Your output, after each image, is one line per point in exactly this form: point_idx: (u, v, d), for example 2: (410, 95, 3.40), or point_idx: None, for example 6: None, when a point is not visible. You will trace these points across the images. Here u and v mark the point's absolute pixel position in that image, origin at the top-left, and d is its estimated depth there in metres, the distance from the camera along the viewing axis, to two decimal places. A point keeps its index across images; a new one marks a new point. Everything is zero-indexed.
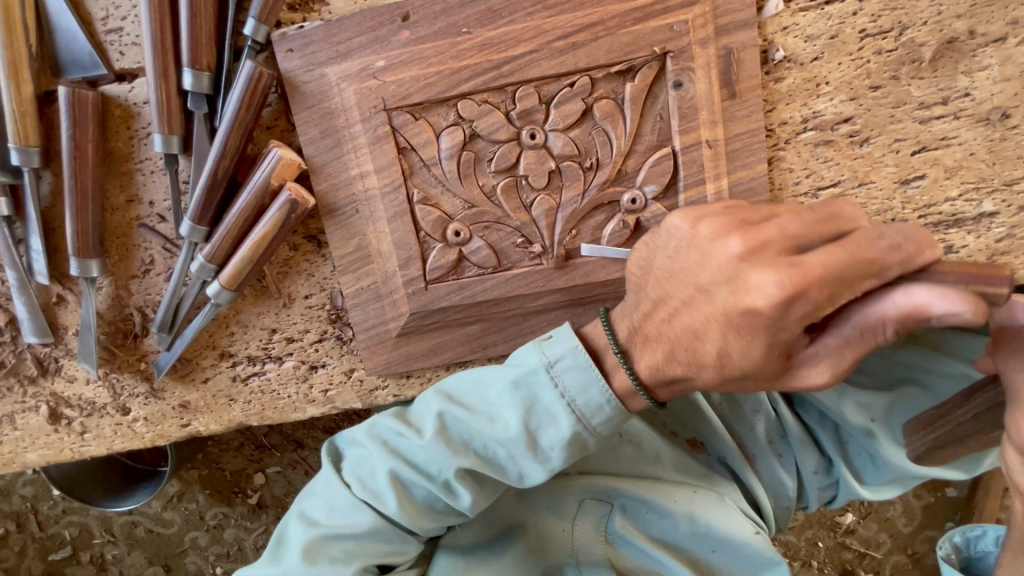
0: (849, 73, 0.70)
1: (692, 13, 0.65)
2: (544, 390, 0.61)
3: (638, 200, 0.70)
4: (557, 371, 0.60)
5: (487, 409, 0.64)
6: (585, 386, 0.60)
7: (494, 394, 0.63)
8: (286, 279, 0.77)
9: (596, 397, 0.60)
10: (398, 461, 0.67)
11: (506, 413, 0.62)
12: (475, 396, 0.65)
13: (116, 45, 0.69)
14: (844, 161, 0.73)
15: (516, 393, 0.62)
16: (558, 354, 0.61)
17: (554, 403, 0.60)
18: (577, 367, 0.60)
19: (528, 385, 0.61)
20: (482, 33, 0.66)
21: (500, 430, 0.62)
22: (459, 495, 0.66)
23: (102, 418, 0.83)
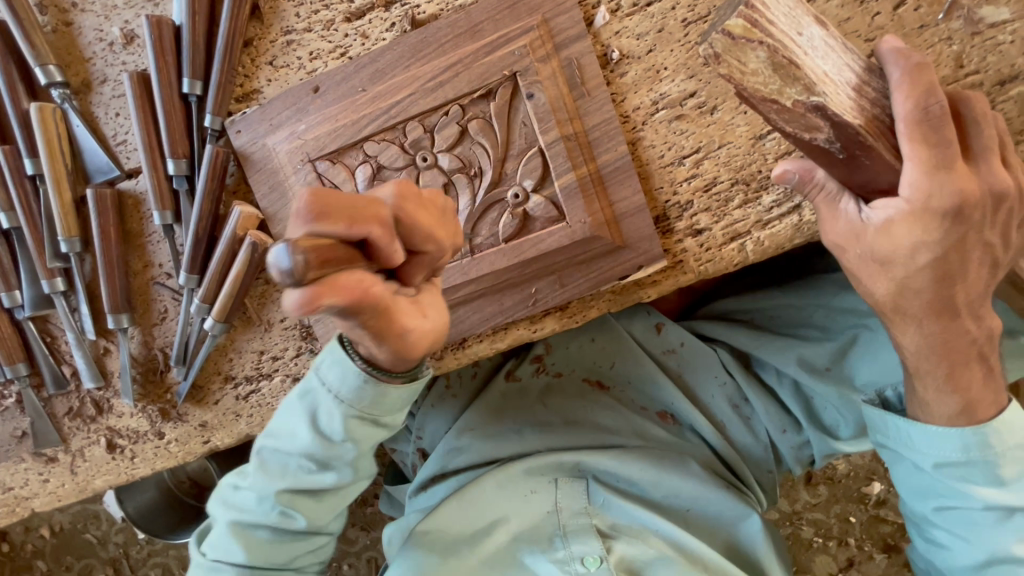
0: (682, 56, 0.82)
1: (530, 38, 0.80)
2: (338, 366, 0.70)
3: (521, 194, 0.83)
4: (324, 365, 0.71)
5: (317, 392, 0.74)
6: (344, 375, 0.70)
7: (296, 401, 0.76)
8: (264, 308, 0.96)
9: (354, 380, 0.70)
10: (269, 475, 0.77)
11: (325, 393, 0.72)
12: (288, 408, 0.78)
13: (125, 152, 0.94)
14: (698, 130, 0.84)
15: (327, 373, 0.71)
16: (331, 344, 0.70)
17: (348, 373, 0.69)
18: (340, 350, 0.68)
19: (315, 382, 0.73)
20: (373, 88, 0.84)
21: (313, 433, 0.74)
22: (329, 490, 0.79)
23: (145, 443, 1.04)
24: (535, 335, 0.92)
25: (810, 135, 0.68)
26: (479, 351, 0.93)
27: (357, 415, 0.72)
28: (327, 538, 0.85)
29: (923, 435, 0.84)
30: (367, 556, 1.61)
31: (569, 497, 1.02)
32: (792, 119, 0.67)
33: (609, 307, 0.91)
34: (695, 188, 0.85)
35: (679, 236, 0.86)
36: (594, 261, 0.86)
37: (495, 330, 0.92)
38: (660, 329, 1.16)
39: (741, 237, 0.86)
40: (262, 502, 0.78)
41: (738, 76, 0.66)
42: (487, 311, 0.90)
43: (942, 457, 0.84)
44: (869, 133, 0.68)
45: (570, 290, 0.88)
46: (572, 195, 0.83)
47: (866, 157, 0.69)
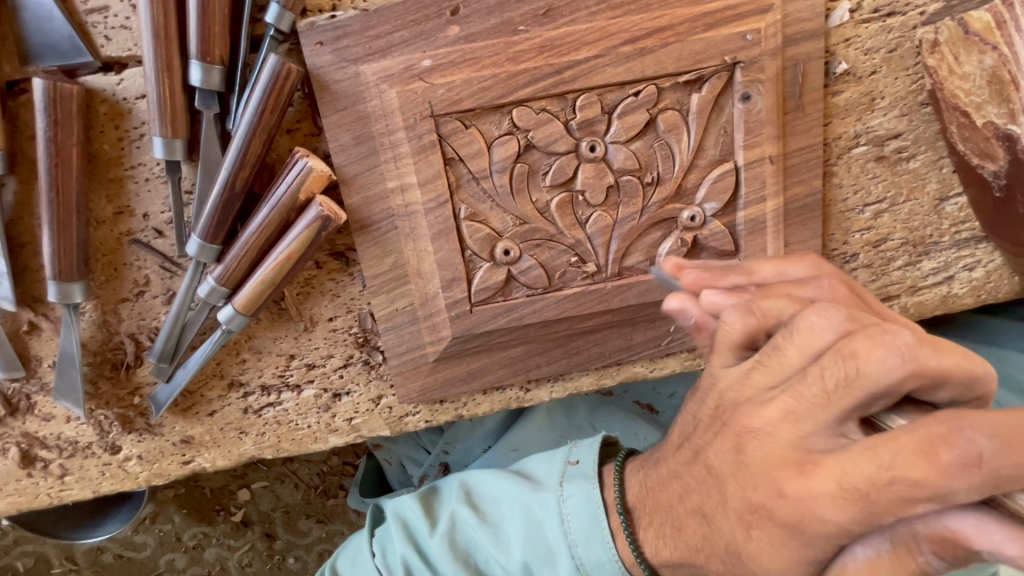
0: (904, 88, 0.69)
1: (764, 21, 0.61)
2: (549, 522, 0.58)
3: (698, 217, 0.67)
4: (568, 514, 0.57)
5: (500, 489, 0.64)
6: (592, 536, 0.55)
7: (521, 509, 0.61)
8: (307, 301, 0.69)
9: (609, 572, 0.55)
10: (451, 563, 0.63)
11: (507, 496, 0.63)
12: (512, 498, 0.62)
13: (101, 27, 0.58)
14: (891, 178, 0.73)
15: (523, 520, 0.60)
16: (578, 462, 0.61)
17: (559, 544, 0.57)
18: (588, 512, 0.57)
19: (556, 515, 0.58)
20: (542, 32, 0.59)
21: (534, 554, 0.59)
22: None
23: (87, 458, 0.73)
24: (652, 373, 0.78)
25: (979, 162, 0.65)
26: (583, 386, 0.77)
27: None
28: None
29: None
30: (320, 551, 1.41)
31: None
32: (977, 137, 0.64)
33: None
34: (866, 241, 0.75)
35: None
36: None
37: (609, 366, 0.75)
38: None
39: (891, 300, 0.78)
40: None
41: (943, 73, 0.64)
42: (610, 344, 0.73)
43: None
44: None
45: None
46: (755, 230, 0.68)
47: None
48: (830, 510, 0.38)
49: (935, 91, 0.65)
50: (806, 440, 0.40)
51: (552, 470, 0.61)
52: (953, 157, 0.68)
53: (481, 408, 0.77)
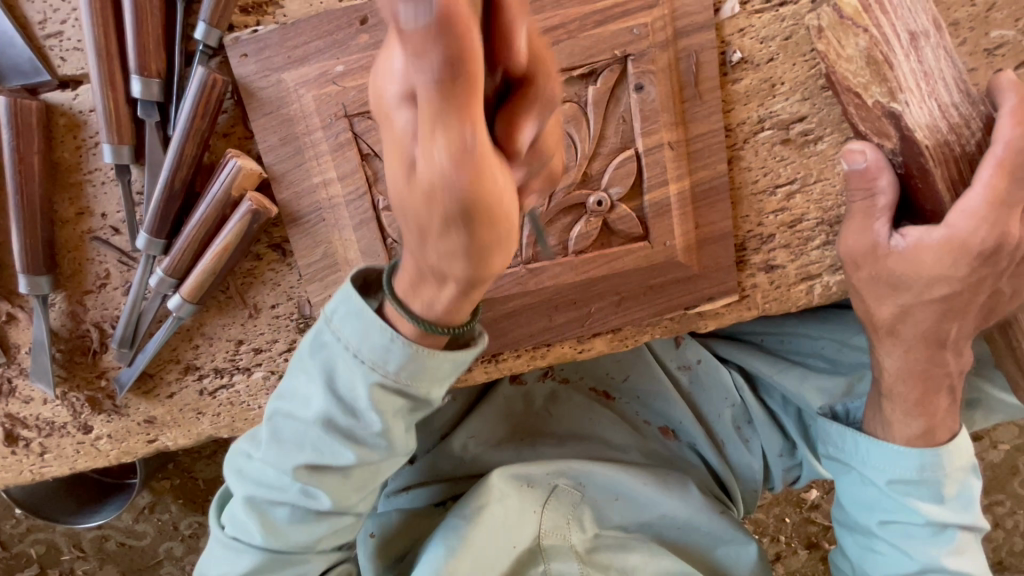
0: (803, 73, 0.72)
1: (651, 16, 0.65)
2: (335, 350, 0.60)
3: (604, 202, 0.71)
4: (336, 320, 0.59)
5: (297, 390, 0.64)
6: (364, 331, 0.57)
7: (336, 345, 0.60)
8: (250, 290, 0.76)
9: (384, 345, 0.57)
10: (288, 451, 0.64)
11: (307, 381, 0.63)
12: (336, 340, 0.60)
13: (57, 49, 0.66)
14: (800, 160, 0.75)
15: (316, 370, 0.62)
16: (332, 306, 0.60)
17: (346, 360, 0.59)
18: (354, 315, 0.58)
19: (335, 339, 0.59)
20: None
21: (330, 395, 0.61)
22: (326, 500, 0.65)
23: (62, 438, 0.81)
24: (579, 354, 0.81)
25: (878, 140, 0.67)
26: (515, 366, 0.82)
27: (350, 417, 0.62)
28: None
29: (883, 454, 0.75)
30: None
31: (559, 506, 0.96)
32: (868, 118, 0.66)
33: (663, 335, 0.82)
34: (781, 222, 0.78)
35: (752, 269, 0.79)
36: (666, 286, 0.76)
37: (536, 346, 0.80)
38: (679, 342, 1.07)
39: (812, 279, 0.81)
40: (280, 476, 0.65)
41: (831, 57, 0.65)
42: (534, 326, 0.78)
43: (896, 475, 0.75)
44: (931, 156, 0.64)
45: (631, 314, 0.77)
46: (661, 212, 0.72)
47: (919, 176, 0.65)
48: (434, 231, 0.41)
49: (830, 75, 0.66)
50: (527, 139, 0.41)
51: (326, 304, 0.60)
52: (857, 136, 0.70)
53: None
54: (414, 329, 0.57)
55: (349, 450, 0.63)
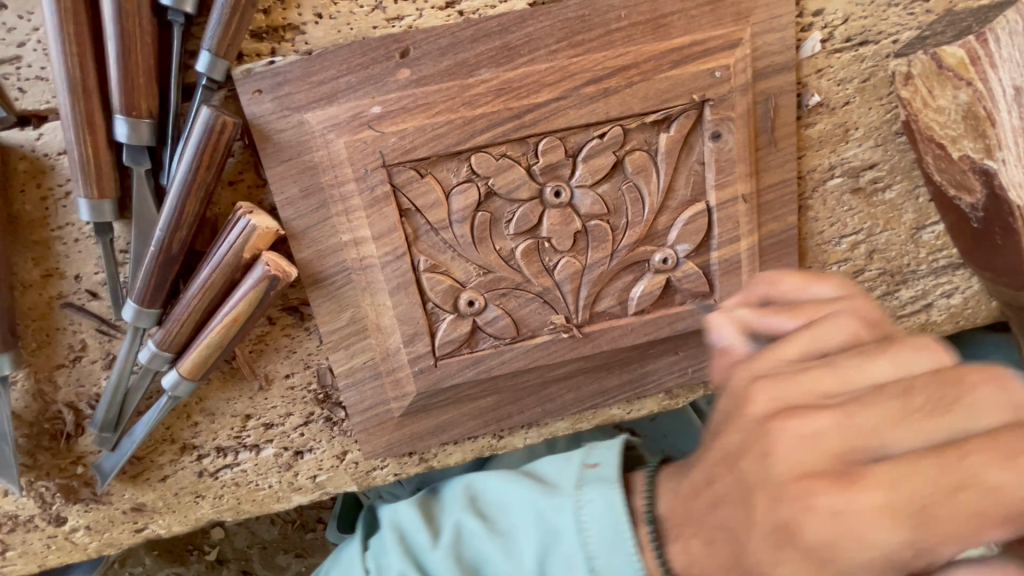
0: (879, 118, 0.66)
1: (732, 56, 0.58)
2: (567, 537, 0.44)
3: (670, 259, 0.64)
4: (588, 488, 0.46)
5: (510, 535, 0.49)
6: (573, 561, 0.44)
7: (533, 520, 0.47)
8: (260, 359, 0.65)
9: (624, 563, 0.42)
10: None
11: (523, 550, 0.47)
12: (522, 508, 0.48)
13: (14, 79, 0.53)
14: (867, 209, 0.71)
15: (540, 534, 0.46)
16: (596, 461, 0.48)
17: (575, 557, 0.44)
18: (608, 511, 0.44)
19: (572, 523, 0.44)
20: (499, 75, 0.56)
21: (542, 551, 0.46)
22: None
23: (28, 533, 0.68)
24: (629, 415, 0.76)
25: (957, 193, 0.62)
26: (558, 431, 0.75)
27: None
28: None
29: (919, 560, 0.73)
30: None
31: None
32: (950, 170, 0.62)
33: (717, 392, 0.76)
34: (843, 273, 0.73)
35: None
36: None
37: (583, 411, 0.73)
38: None
39: None
40: None
41: (917, 105, 0.61)
42: (584, 390, 0.71)
43: None
44: None
45: (687, 374, 0.72)
46: (730, 269, 0.66)
47: (1005, 237, 0.61)
48: (855, 553, 0.31)
49: (910, 122, 0.63)
50: (851, 451, 0.33)
51: (584, 453, 0.50)
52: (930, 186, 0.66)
53: (452, 458, 0.74)
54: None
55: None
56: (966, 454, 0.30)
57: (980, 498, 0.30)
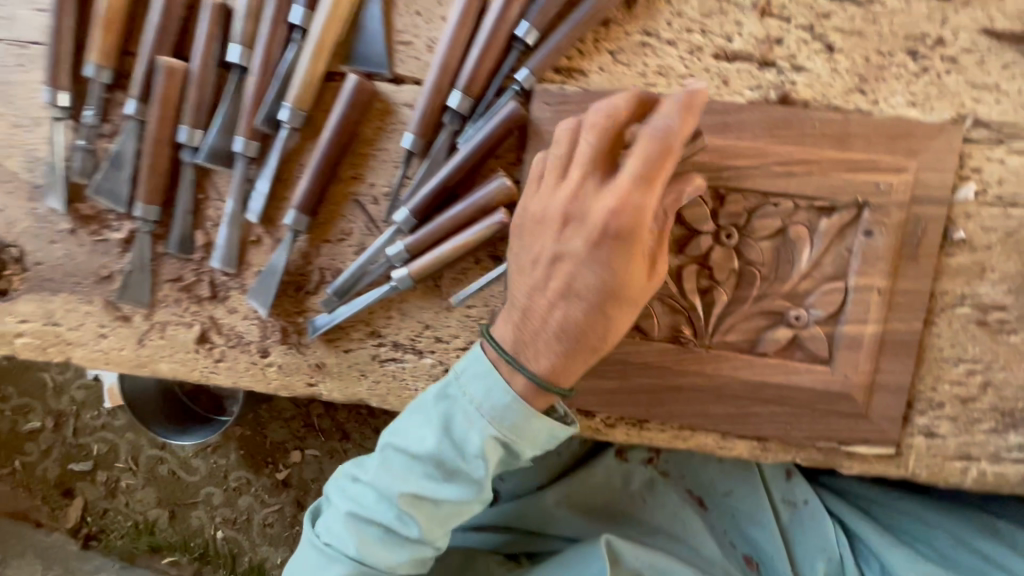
0: (1015, 269, 0.77)
1: (897, 178, 0.74)
2: (459, 399, 0.69)
3: (802, 318, 0.76)
4: (463, 375, 0.69)
5: (414, 433, 0.71)
6: (489, 389, 0.67)
7: (436, 409, 0.70)
8: (457, 286, 0.85)
9: (500, 397, 0.67)
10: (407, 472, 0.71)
11: (427, 431, 0.70)
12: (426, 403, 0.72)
13: (403, 55, 0.82)
14: (990, 344, 0.79)
15: (438, 404, 0.70)
16: (463, 363, 0.70)
17: (468, 407, 0.68)
18: (481, 373, 0.68)
19: (459, 389, 0.69)
20: (713, 139, 0.76)
21: (447, 429, 0.69)
22: (417, 525, 0.71)
23: (241, 353, 0.90)
24: (719, 451, 0.84)
25: None
26: (654, 438, 0.85)
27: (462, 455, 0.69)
28: None
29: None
30: None
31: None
32: None
33: (806, 460, 0.83)
34: (954, 394, 0.80)
35: (913, 429, 0.81)
36: (829, 415, 0.79)
37: (682, 427, 0.83)
38: (790, 475, 1.04)
39: (970, 460, 0.82)
40: (380, 499, 0.72)
41: None
42: (691, 407, 0.81)
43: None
44: None
45: (785, 428, 0.81)
46: (851, 345, 0.77)
47: None
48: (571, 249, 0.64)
49: None
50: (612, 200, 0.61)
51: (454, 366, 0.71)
52: None
53: None
54: (543, 374, 0.66)
55: (441, 449, 0.69)
56: (657, 171, 0.61)
57: (650, 153, 0.60)
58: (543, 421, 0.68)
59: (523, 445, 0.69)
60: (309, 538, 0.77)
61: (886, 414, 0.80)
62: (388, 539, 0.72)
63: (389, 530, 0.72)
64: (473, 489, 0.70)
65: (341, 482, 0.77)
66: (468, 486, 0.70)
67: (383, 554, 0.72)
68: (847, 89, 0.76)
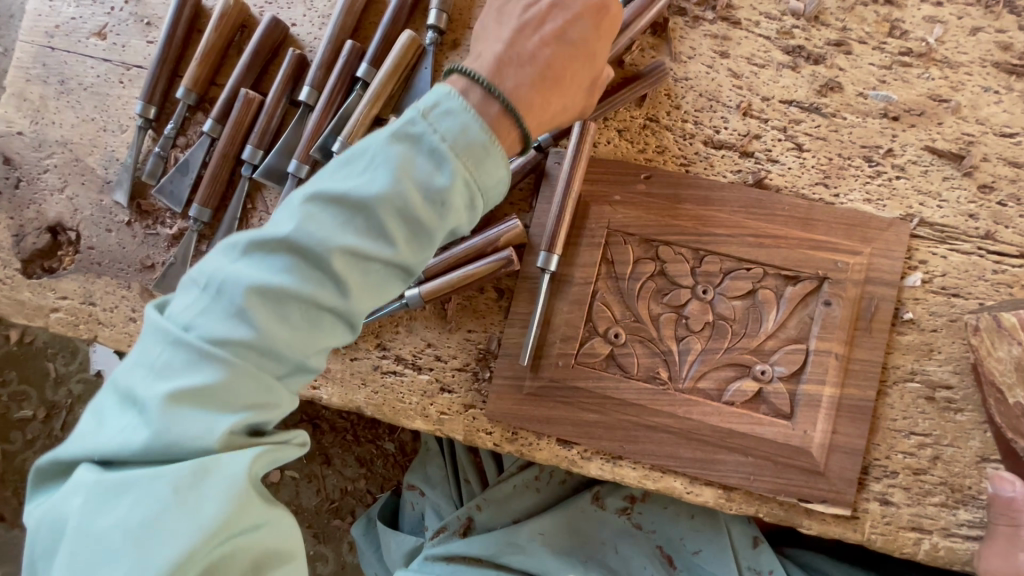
0: (959, 352, 0.86)
1: (853, 260, 0.86)
2: (420, 129, 0.63)
3: (767, 372, 0.85)
4: (435, 109, 0.64)
5: (368, 169, 0.62)
6: (465, 125, 0.64)
7: (372, 156, 0.62)
8: (461, 311, 0.94)
9: (458, 118, 0.64)
10: (318, 236, 0.60)
11: (376, 171, 0.62)
12: (337, 168, 0.64)
13: None
14: (938, 419, 0.86)
15: (398, 143, 0.63)
16: (433, 98, 0.65)
17: (428, 140, 0.63)
18: (453, 110, 0.65)
19: (409, 124, 0.64)
20: (697, 209, 0.88)
21: (367, 182, 0.61)
22: (346, 291, 0.62)
23: None
24: (687, 496, 0.88)
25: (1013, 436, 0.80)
26: (627, 476, 0.89)
27: (410, 188, 0.61)
28: (282, 448, 0.64)
29: None
30: None
31: None
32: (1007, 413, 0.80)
33: (768, 515, 0.88)
34: (906, 464, 0.86)
35: (868, 495, 0.86)
36: (790, 469, 0.85)
37: (654, 468, 0.88)
38: (756, 543, 1.06)
39: (923, 532, 0.86)
40: (198, 348, 0.58)
41: (984, 352, 0.81)
42: (663, 447, 0.87)
43: None
44: None
45: (749, 478, 0.86)
46: (810, 403, 0.84)
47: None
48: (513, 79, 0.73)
49: (978, 365, 0.82)
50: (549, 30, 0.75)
51: (419, 101, 0.66)
52: (992, 427, 0.83)
53: (539, 453, 0.91)
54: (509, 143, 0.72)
55: (398, 184, 0.61)
56: (581, 59, 0.76)
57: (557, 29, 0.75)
58: (500, 163, 0.66)
59: (476, 192, 0.65)
60: (125, 361, 0.61)
61: (845, 476, 0.85)
62: (302, 318, 0.61)
63: (296, 273, 0.60)
64: (412, 245, 0.64)
65: (188, 301, 0.61)
66: (421, 236, 0.64)
67: (272, 327, 0.59)
68: (812, 182, 0.90)
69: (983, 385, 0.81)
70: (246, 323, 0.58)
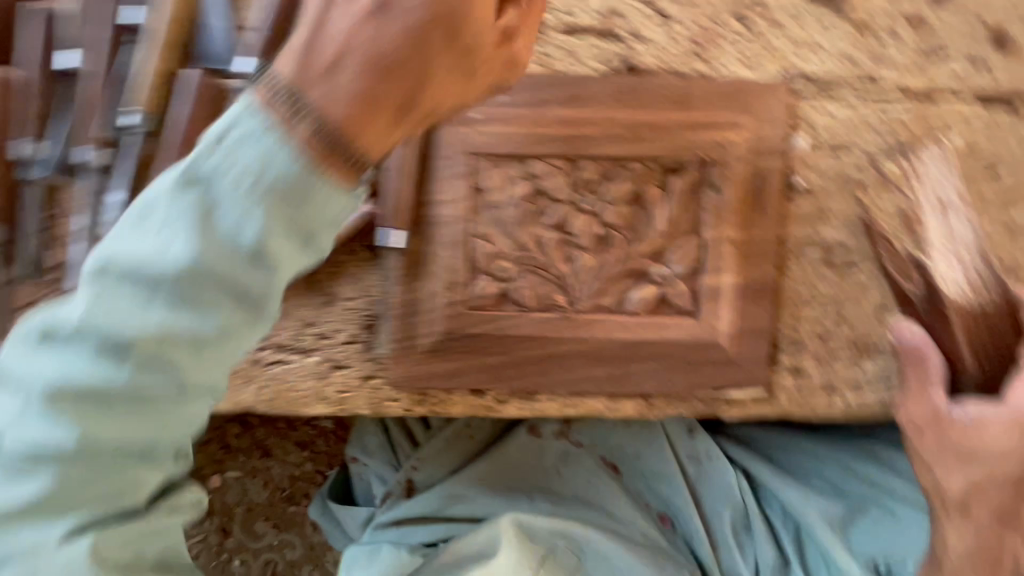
0: (852, 210, 0.84)
1: (736, 135, 0.79)
2: (241, 154, 0.44)
3: (665, 275, 0.80)
4: (236, 132, 0.44)
5: (161, 235, 0.44)
6: (275, 151, 0.44)
7: (167, 216, 0.44)
8: (333, 278, 0.83)
9: (273, 147, 0.44)
10: (94, 358, 0.44)
11: (176, 238, 0.43)
12: (134, 233, 0.45)
13: None
14: (838, 282, 0.85)
15: (192, 188, 0.44)
16: (234, 116, 0.45)
17: (238, 170, 0.44)
18: (258, 128, 0.44)
19: (210, 159, 0.44)
20: (565, 111, 0.78)
21: (163, 257, 0.43)
22: (151, 413, 0.46)
23: None
24: (611, 414, 0.86)
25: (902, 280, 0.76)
26: (547, 410, 0.86)
27: (223, 274, 0.44)
28: None
29: None
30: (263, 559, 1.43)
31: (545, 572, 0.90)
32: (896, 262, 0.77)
33: (692, 413, 0.87)
34: (814, 332, 0.86)
35: (782, 370, 0.86)
36: (704, 365, 0.83)
37: (573, 395, 0.85)
38: (693, 434, 1.07)
39: (835, 392, 0.88)
40: None
41: None
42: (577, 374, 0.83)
43: None
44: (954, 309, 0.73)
45: (667, 383, 0.83)
46: (714, 296, 0.81)
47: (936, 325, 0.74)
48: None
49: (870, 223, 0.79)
50: None
51: (216, 118, 0.46)
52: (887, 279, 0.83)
53: (454, 407, 0.86)
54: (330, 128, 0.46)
55: (202, 258, 0.43)
56: None
57: None
58: (334, 192, 0.46)
59: (314, 234, 0.47)
60: None
61: (758, 358, 0.84)
62: (84, 472, 0.45)
63: (89, 394, 0.44)
64: (245, 323, 0.47)
65: None
66: (253, 319, 0.47)
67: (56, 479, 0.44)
68: (685, 55, 0.80)
69: (875, 240, 0.79)
70: (42, 473, 0.44)
